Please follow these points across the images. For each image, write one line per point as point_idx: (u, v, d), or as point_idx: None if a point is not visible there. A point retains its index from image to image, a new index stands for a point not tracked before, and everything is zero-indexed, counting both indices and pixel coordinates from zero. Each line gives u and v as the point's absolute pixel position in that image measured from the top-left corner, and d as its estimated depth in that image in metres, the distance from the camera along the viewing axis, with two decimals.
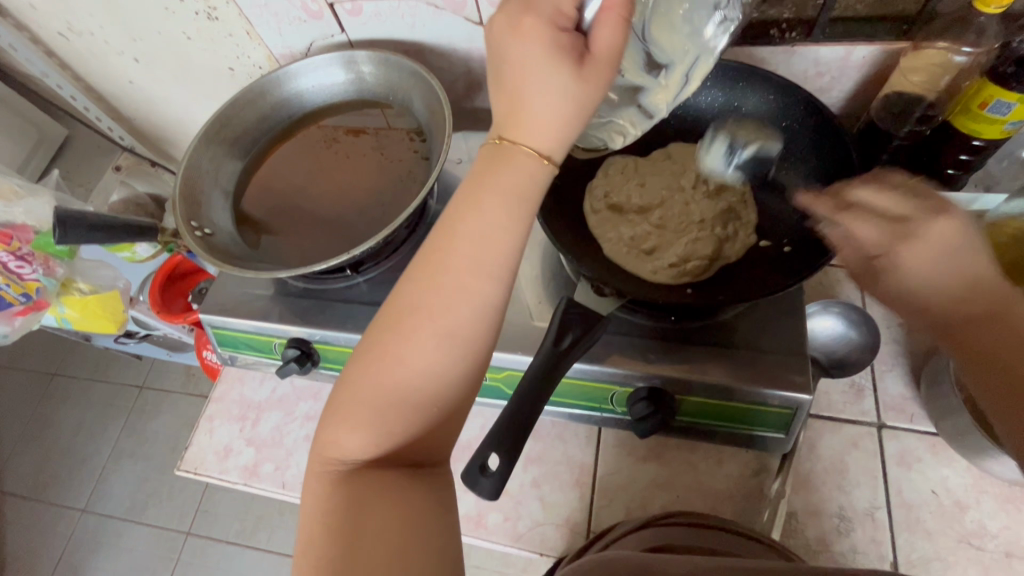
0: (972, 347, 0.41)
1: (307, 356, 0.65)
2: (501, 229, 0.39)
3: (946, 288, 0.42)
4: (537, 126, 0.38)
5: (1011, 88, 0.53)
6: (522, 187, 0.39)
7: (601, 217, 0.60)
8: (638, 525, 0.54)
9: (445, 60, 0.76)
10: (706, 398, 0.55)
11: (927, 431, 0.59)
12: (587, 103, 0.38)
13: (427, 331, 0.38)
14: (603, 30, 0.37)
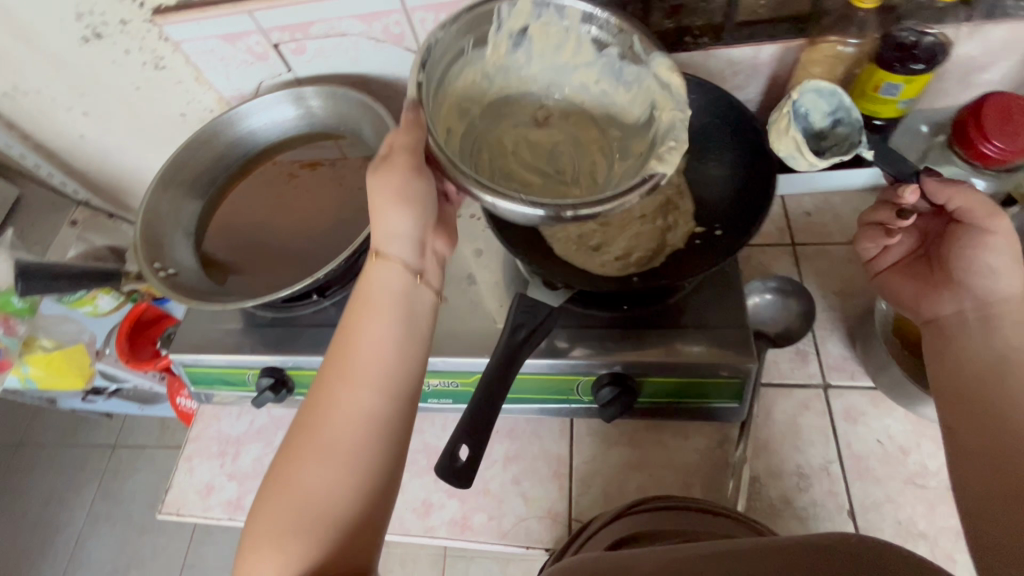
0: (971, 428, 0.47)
1: (281, 383, 0.66)
2: (366, 333, 0.47)
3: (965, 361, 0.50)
4: (373, 236, 0.50)
5: (895, 72, 0.60)
6: (376, 292, 0.48)
7: None
8: (611, 517, 0.56)
9: (389, 88, 0.80)
10: (665, 377, 0.58)
11: (868, 386, 0.64)
12: (393, 194, 0.49)
13: (315, 441, 0.44)
14: (396, 137, 0.51)
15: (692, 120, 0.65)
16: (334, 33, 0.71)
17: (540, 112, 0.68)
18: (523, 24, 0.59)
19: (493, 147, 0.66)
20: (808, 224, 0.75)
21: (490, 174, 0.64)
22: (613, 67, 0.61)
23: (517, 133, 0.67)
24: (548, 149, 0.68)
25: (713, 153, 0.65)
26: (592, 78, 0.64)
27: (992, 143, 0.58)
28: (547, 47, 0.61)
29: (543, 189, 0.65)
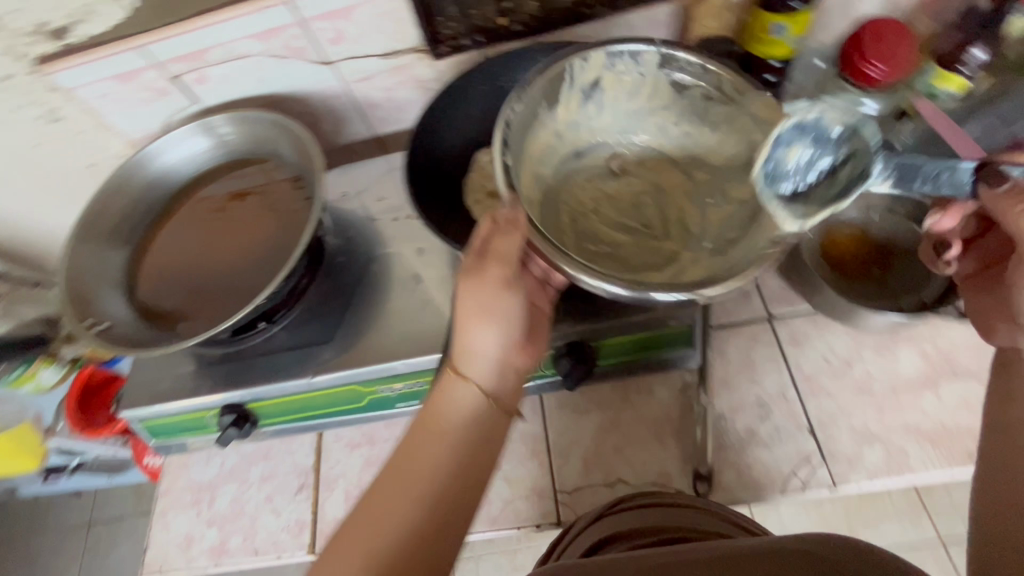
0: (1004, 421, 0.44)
1: (243, 418, 0.65)
2: (438, 447, 0.45)
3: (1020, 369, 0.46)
4: (457, 342, 0.49)
5: (780, 12, 0.63)
6: (450, 404, 0.47)
7: (483, 206, 0.64)
8: (591, 519, 0.54)
9: (303, 105, 0.79)
10: (620, 337, 0.60)
11: (808, 310, 0.67)
12: (490, 302, 0.49)
13: (359, 551, 0.40)
14: (501, 239, 0.49)
15: None
16: (234, 57, 0.69)
17: (614, 162, 0.69)
18: (595, 78, 0.62)
19: (571, 209, 0.66)
20: None
21: (575, 245, 0.62)
22: (695, 106, 0.64)
23: (594, 191, 0.67)
24: (633, 203, 0.67)
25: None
26: (672, 121, 0.67)
27: (876, 65, 0.63)
28: (619, 93, 0.65)
29: (634, 247, 0.63)
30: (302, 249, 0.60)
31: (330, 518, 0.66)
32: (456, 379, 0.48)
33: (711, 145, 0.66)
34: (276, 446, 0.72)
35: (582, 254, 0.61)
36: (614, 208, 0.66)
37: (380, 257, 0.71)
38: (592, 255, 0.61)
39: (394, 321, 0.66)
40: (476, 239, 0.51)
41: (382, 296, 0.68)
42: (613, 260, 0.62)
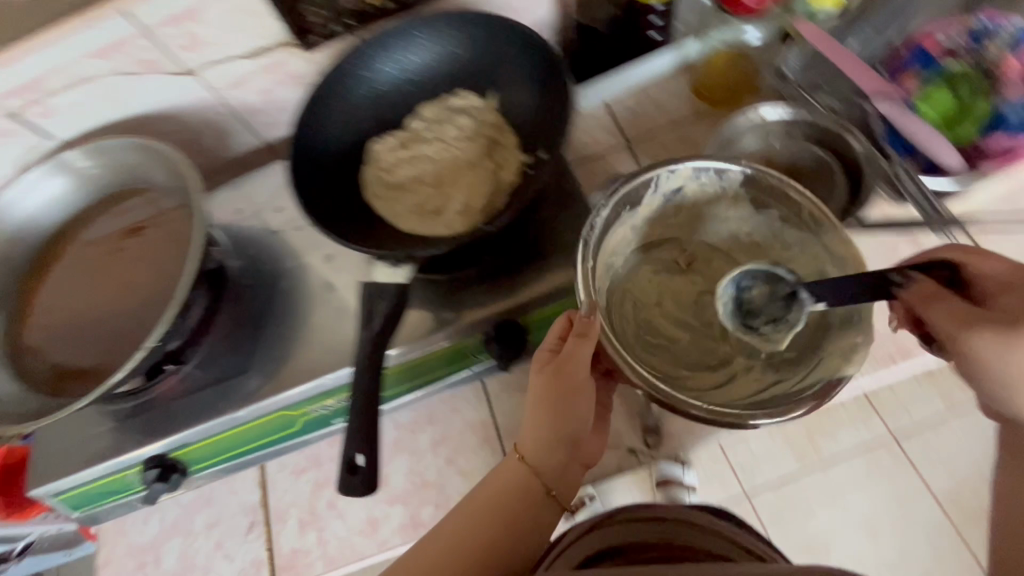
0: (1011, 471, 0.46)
1: (169, 468, 0.61)
2: (496, 529, 0.47)
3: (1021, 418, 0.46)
4: (526, 427, 0.51)
5: None
6: (513, 488, 0.49)
7: (384, 198, 0.61)
8: (586, 528, 0.58)
9: (175, 123, 0.73)
10: (544, 309, 0.60)
11: None
12: (561, 399, 0.50)
13: None
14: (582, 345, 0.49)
15: (484, 56, 0.64)
16: (77, 82, 0.62)
17: (682, 257, 0.64)
18: (680, 185, 0.58)
19: (636, 298, 0.63)
20: (636, 122, 0.78)
21: (631, 335, 0.60)
22: (769, 226, 0.61)
23: (652, 278, 0.64)
24: (693, 300, 0.63)
25: (513, 82, 0.63)
26: (750, 258, 0.63)
27: None
28: (697, 206, 0.61)
29: (690, 346, 0.62)
30: (190, 281, 0.54)
31: (285, 551, 0.63)
32: (520, 464, 0.50)
33: (785, 254, 0.61)
34: (217, 490, 0.67)
35: (633, 347, 0.59)
36: (679, 305, 0.62)
37: (288, 271, 0.66)
38: (646, 346, 0.61)
39: (314, 336, 0.62)
40: (560, 328, 0.52)
41: (296, 313, 0.64)
42: (669, 359, 0.61)
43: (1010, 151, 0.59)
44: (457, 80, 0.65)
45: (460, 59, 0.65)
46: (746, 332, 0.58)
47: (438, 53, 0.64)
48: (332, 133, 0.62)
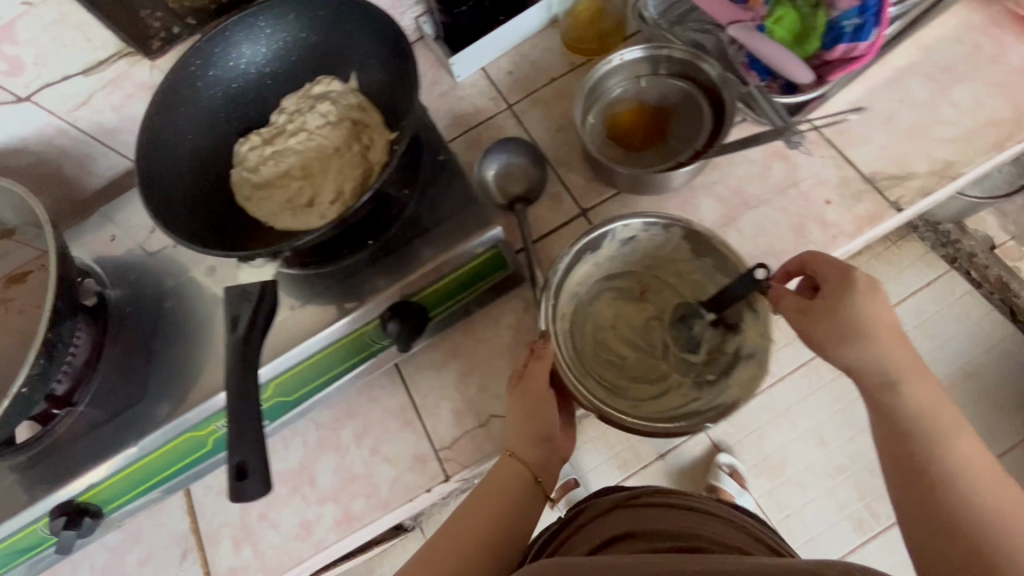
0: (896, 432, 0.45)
1: (79, 513, 0.58)
2: (501, 514, 0.54)
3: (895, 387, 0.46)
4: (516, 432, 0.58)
5: None
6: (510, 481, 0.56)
7: (254, 199, 0.59)
8: (612, 506, 0.59)
9: (26, 157, 0.68)
10: (437, 284, 0.59)
11: (614, 195, 0.68)
12: (538, 402, 0.57)
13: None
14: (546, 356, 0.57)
15: (335, 36, 0.62)
16: None
17: (641, 286, 0.66)
18: (633, 234, 0.61)
19: (592, 323, 0.65)
20: (516, 84, 0.77)
21: (587, 351, 0.63)
22: (707, 271, 0.62)
23: (603, 304, 0.65)
24: (647, 325, 0.65)
25: (366, 55, 0.61)
26: (696, 295, 0.64)
27: None
28: (650, 248, 0.63)
29: (637, 368, 0.64)
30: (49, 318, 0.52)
31: (223, 571, 0.62)
32: (512, 461, 0.57)
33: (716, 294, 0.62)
34: (144, 525, 0.65)
35: (588, 362, 0.63)
36: (631, 331, 0.64)
37: (173, 290, 0.63)
38: (597, 363, 0.63)
39: (209, 351, 0.60)
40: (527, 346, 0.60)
41: (187, 332, 0.61)
42: (616, 377, 0.63)
43: (855, 57, 0.60)
44: (314, 65, 0.63)
45: (313, 45, 0.63)
46: (689, 356, 0.62)
47: (286, 41, 0.62)
48: (190, 142, 0.60)
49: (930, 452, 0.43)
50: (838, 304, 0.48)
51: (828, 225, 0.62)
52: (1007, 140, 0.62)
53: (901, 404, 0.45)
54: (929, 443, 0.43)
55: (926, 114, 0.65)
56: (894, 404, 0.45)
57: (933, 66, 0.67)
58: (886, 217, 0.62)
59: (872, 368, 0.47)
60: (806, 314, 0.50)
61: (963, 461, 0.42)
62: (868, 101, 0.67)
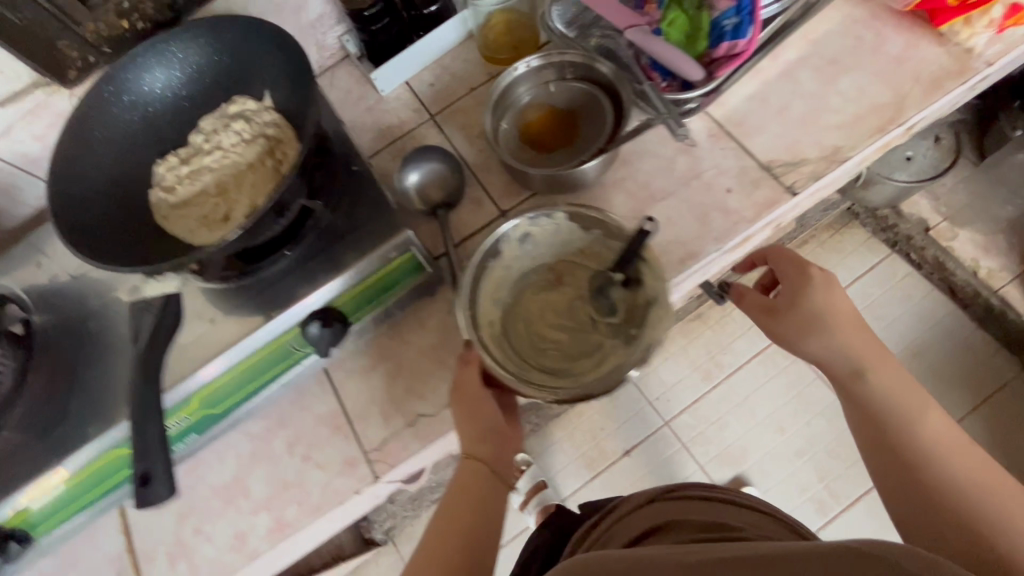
0: (869, 412, 0.55)
1: (5, 538, 0.58)
2: (469, 511, 0.58)
3: (874, 378, 0.55)
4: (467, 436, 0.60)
5: None
6: (472, 481, 0.59)
7: (171, 215, 0.60)
8: (646, 501, 0.63)
9: None
10: (352, 290, 0.60)
11: (530, 196, 0.71)
12: (477, 406, 0.59)
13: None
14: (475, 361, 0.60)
15: (247, 57, 0.64)
16: None
17: (552, 272, 0.67)
18: (525, 232, 0.63)
19: (518, 320, 0.65)
20: (437, 96, 0.80)
21: (527, 349, 0.64)
22: (600, 243, 0.64)
23: (526, 298, 0.66)
24: (568, 307, 0.66)
25: (272, 69, 0.63)
26: (597, 264, 0.65)
27: None
28: (548, 238, 0.65)
29: (573, 347, 0.64)
30: None
31: None
32: (470, 463, 0.60)
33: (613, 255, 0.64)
34: (79, 548, 0.65)
35: (527, 356, 0.64)
36: (556, 317, 0.65)
37: (100, 309, 0.65)
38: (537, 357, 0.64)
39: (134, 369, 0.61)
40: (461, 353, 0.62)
41: (114, 348, 0.63)
42: (555, 362, 0.63)
43: (736, 54, 0.64)
44: (229, 85, 0.65)
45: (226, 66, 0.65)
46: (614, 315, 0.63)
47: (195, 59, 0.64)
48: (106, 163, 0.61)
49: (905, 425, 0.53)
50: (800, 298, 0.58)
51: (730, 212, 0.66)
52: (888, 123, 0.66)
53: (872, 391, 0.55)
54: (906, 418, 0.53)
55: (814, 105, 0.69)
56: (868, 389, 0.55)
57: (818, 59, 0.71)
58: (782, 202, 0.65)
59: (843, 361, 0.56)
60: (773, 311, 0.60)
61: (935, 439, 0.51)
62: (761, 94, 0.71)
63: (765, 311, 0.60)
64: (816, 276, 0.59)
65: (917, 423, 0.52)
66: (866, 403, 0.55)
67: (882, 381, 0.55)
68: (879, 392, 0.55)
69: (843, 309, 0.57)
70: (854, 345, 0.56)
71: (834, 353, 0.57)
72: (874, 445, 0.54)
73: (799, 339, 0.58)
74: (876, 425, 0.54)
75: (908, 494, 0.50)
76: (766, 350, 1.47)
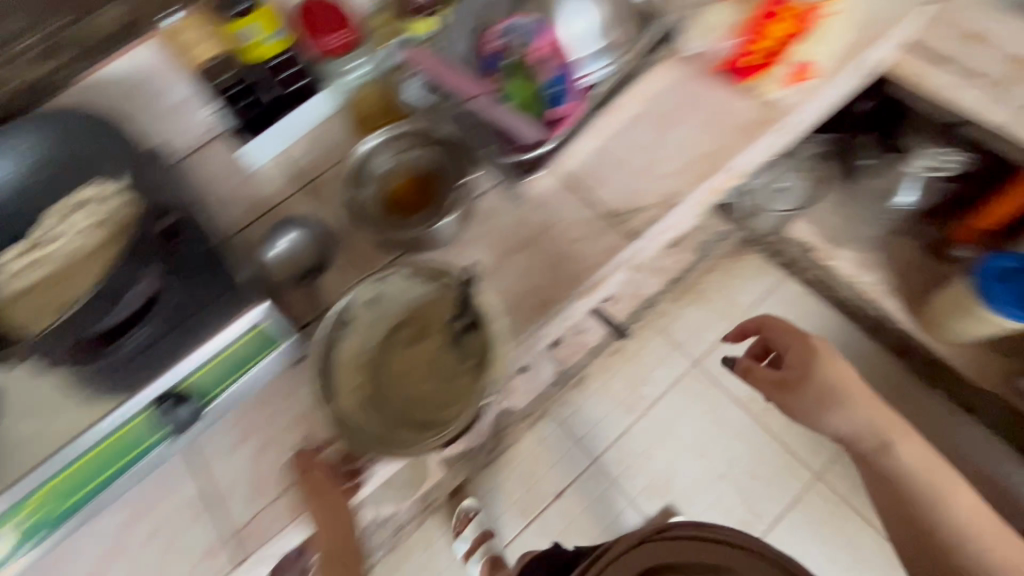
0: (884, 471, 0.83)
1: None
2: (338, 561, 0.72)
3: (914, 470, 0.81)
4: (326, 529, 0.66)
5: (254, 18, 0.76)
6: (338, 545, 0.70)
7: (13, 299, 0.60)
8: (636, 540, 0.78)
9: None
10: (201, 370, 0.61)
11: (396, 258, 0.74)
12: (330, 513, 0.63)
13: None
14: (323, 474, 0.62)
15: (93, 142, 0.66)
16: None
17: (415, 324, 0.66)
18: (373, 295, 0.64)
19: (389, 378, 0.65)
20: (310, 164, 0.83)
21: (400, 406, 0.64)
22: (448, 291, 0.65)
23: (395, 353, 0.66)
24: (433, 356, 0.65)
25: (121, 158, 0.65)
26: (452, 310, 0.65)
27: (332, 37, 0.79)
28: (397, 296, 0.66)
29: (444, 395, 0.64)
30: None
31: None
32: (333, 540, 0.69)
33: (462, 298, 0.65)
34: None
35: (400, 413, 0.63)
36: (424, 368, 0.65)
37: None
38: (412, 412, 0.64)
39: None
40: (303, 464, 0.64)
41: None
42: (425, 415, 0.63)
43: (561, 119, 0.71)
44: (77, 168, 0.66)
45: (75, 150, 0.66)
46: (473, 360, 0.64)
47: (47, 149, 0.67)
48: None
49: (935, 493, 0.79)
50: (810, 373, 0.83)
51: (577, 261, 0.72)
52: (710, 172, 0.74)
53: (893, 466, 0.82)
54: (927, 503, 0.79)
55: (648, 157, 0.76)
56: (892, 458, 0.82)
57: (651, 114, 0.78)
58: (623, 248, 0.72)
59: (865, 435, 0.83)
60: (790, 390, 0.84)
61: (962, 524, 0.77)
62: (604, 149, 0.77)
63: (781, 383, 0.85)
64: (818, 347, 0.85)
65: (936, 490, 0.80)
66: (887, 468, 0.82)
67: (902, 450, 0.82)
68: (899, 462, 0.82)
69: (844, 382, 0.82)
70: (858, 419, 0.83)
71: (837, 427, 0.84)
72: (891, 500, 0.83)
73: (810, 417, 0.85)
74: (889, 488, 0.83)
75: (909, 535, 0.80)
76: (683, 377, 1.52)
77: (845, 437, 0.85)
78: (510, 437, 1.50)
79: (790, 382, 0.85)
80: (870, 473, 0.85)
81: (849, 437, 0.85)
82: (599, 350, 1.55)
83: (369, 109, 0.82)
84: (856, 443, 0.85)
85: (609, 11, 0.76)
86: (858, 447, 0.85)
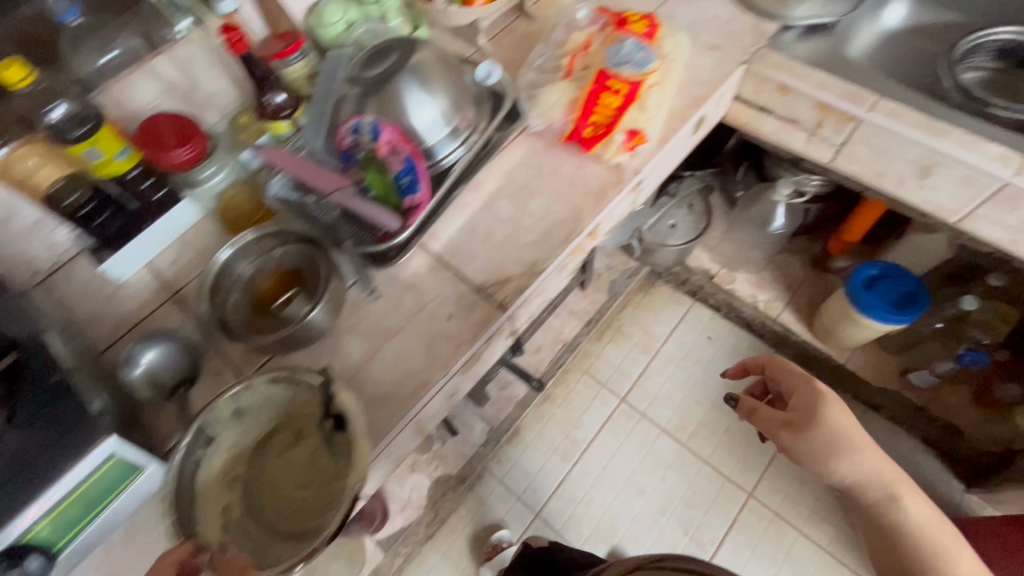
0: (884, 517, 0.86)
1: None
2: None
3: (916, 521, 0.85)
4: None
5: (93, 136, 0.69)
6: None
7: None
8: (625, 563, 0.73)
9: None
10: (49, 517, 0.57)
11: (268, 360, 0.73)
12: None
13: None
14: None
15: None
16: None
17: (289, 429, 0.65)
18: (234, 409, 0.62)
19: (266, 487, 0.64)
20: (180, 273, 0.82)
21: (277, 516, 0.62)
22: (311, 392, 0.64)
23: (270, 462, 0.65)
24: (310, 459, 0.64)
25: None
26: (319, 409, 0.63)
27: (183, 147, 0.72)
28: (261, 405, 0.64)
29: (320, 501, 0.62)
30: None
31: None
32: None
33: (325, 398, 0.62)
34: None
35: (276, 525, 0.62)
36: (300, 473, 0.64)
37: None
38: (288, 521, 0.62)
39: None
40: None
41: None
42: (298, 525, 0.61)
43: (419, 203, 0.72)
44: None
45: None
46: (344, 460, 0.62)
47: None
48: None
49: (938, 553, 0.82)
50: (818, 417, 0.87)
51: (451, 337, 0.73)
52: (570, 235, 0.79)
53: (896, 515, 0.86)
54: (925, 553, 0.82)
55: (511, 227, 0.80)
56: (895, 509, 0.86)
57: (511, 188, 0.83)
58: (495, 319, 0.74)
59: (870, 483, 0.87)
60: (795, 435, 0.87)
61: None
62: (469, 225, 0.81)
63: (785, 425, 0.89)
64: (828, 397, 0.89)
65: (934, 546, 0.82)
66: (892, 517, 0.86)
67: (906, 501, 0.86)
68: (904, 513, 0.85)
69: (850, 431, 0.85)
70: (865, 468, 0.86)
71: (841, 473, 0.87)
72: (888, 548, 0.86)
73: (814, 464, 0.87)
74: (891, 540, 0.86)
75: None
76: (611, 416, 1.55)
77: (851, 484, 0.88)
78: (448, 505, 1.46)
79: (794, 426, 0.88)
80: (872, 520, 0.88)
81: (855, 487, 0.88)
82: (528, 401, 1.56)
83: (241, 212, 0.83)
84: (858, 490, 0.88)
85: (459, 89, 0.79)
86: (864, 494, 0.88)
